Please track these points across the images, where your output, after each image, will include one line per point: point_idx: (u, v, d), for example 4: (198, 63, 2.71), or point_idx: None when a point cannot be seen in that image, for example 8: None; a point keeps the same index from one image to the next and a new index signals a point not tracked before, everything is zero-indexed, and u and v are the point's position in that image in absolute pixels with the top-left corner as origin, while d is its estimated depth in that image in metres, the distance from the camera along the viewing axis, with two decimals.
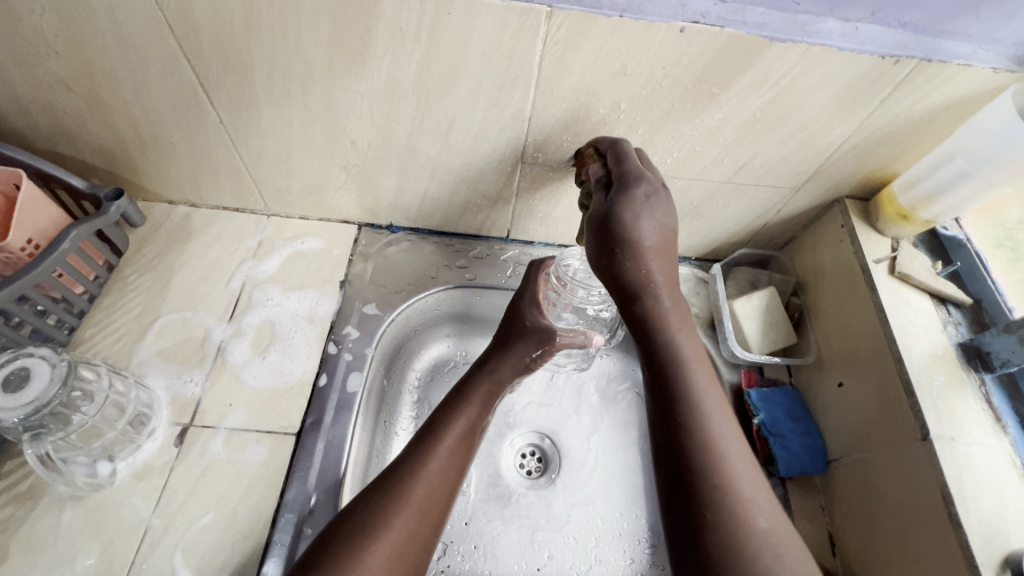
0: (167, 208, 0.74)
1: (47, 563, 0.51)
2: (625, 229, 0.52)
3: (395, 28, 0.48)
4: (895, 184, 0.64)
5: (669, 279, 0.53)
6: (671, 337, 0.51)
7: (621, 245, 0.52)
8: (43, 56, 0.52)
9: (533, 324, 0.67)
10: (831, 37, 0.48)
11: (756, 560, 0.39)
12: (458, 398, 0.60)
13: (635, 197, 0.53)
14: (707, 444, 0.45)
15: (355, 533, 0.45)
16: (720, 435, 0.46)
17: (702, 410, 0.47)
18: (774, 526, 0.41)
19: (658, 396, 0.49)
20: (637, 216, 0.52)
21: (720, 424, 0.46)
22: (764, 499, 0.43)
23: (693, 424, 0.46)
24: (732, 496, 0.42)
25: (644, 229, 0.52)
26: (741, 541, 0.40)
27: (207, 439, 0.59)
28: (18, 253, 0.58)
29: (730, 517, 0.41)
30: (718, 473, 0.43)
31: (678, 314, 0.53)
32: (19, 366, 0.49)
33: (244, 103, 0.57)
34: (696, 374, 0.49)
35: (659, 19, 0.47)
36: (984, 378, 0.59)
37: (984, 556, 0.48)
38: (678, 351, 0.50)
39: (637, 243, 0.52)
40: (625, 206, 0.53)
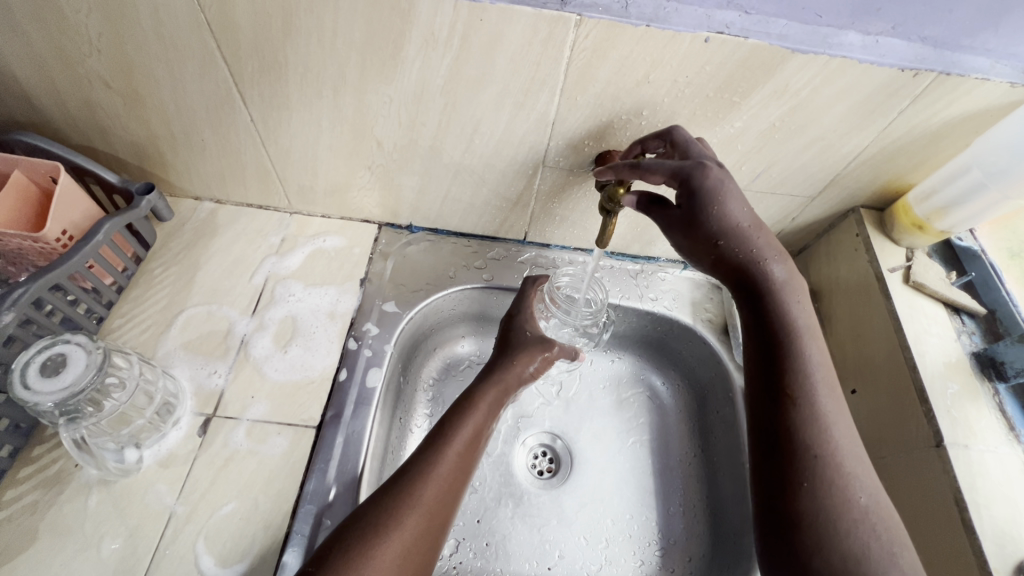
0: (193, 204, 0.76)
1: (73, 545, 0.53)
2: (718, 221, 0.51)
3: (428, 33, 0.50)
4: (911, 195, 0.65)
5: (776, 250, 0.53)
6: (786, 309, 0.52)
7: (719, 236, 0.51)
8: (87, 54, 0.54)
9: (533, 334, 0.68)
10: (853, 50, 0.49)
11: (848, 532, 0.43)
12: (467, 402, 0.59)
13: (724, 180, 0.50)
14: (815, 421, 0.48)
15: (366, 532, 0.46)
16: (829, 412, 0.48)
17: (814, 387, 0.49)
18: (875, 503, 0.45)
19: (768, 370, 0.51)
20: (726, 205, 0.50)
21: (830, 402, 0.49)
22: (867, 476, 0.46)
23: (805, 401, 0.48)
24: (834, 472, 0.45)
25: (735, 213, 0.51)
26: (836, 514, 0.43)
27: (229, 430, 0.60)
28: (53, 244, 0.59)
29: (828, 489, 0.44)
30: (824, 449, 0.46)
31: (793, 288, 0.53)
32: (55, 353, 0.51)
33: (276, 103, 0.59)
34: (812, 352, 0.51)
35: (685, 29, 0.48)
36: (998, 387, 0.60)
37: (997, 562, 0.48)
38: (793, 325, 0.51)
39: (735, 227, 0.51)
40: (709, 197, 0.50)
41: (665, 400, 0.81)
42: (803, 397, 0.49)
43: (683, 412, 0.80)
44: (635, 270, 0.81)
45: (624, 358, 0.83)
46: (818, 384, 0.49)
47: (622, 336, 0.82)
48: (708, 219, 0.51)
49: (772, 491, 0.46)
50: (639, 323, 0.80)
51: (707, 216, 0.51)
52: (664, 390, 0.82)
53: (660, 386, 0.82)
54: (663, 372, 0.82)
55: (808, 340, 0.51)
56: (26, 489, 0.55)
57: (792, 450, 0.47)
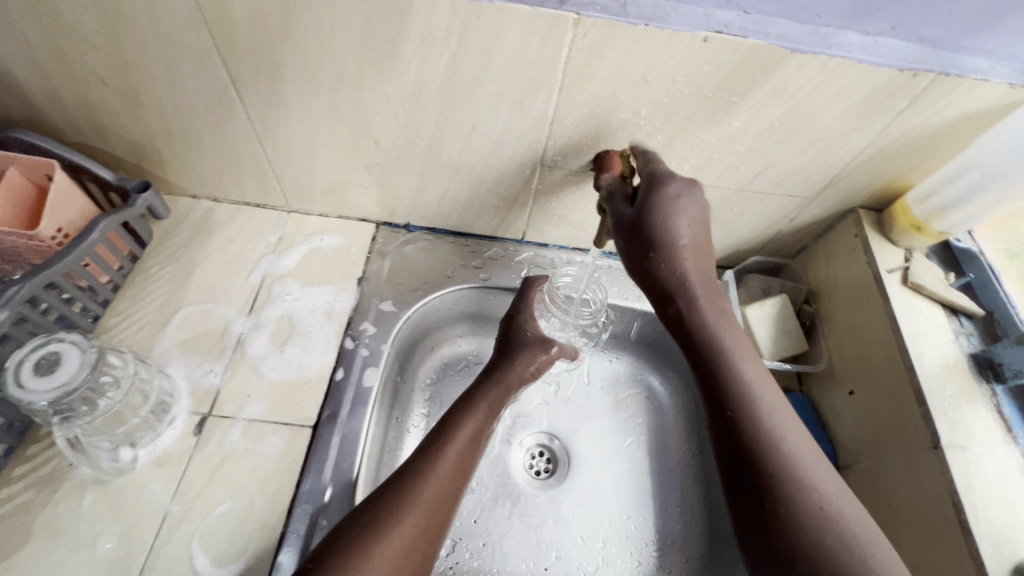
0: (189, 202, 0.76)
1: (67, 545, 0.52)
2: (658, 231, 0.53)
3: (425, 32, 0.50)
4: (909, 196, 0.65)
5: (704, 271, 0.55)
6: (712, 330, 0.54)
7: (655, 247, 0.53)
8: (83, 52, 0.54)
9: (534, 335, 0.68)
10: (852, 50, 0.49)
11: (824, 539, 0.42)
12: (465, 404, 0.59)
13: (675, 195, 0.53)
14: (764, 433, 0.48)
15: (366, 529, 0.46)
16: (775, 423, 0.49)
17: (754, 402, 0.50)
18: (840, 505, 0.44)
19: (711, 390, 0.52)
20: (672, 218, 0.53)
21: (775, 415, 0.50)
22: (826, 478, 0.46)
23: (748, 416, 0.49)
24: (793, 481, 0.45)
25: (677, 227, 0.53)
26: (804, 523, 0.43)
27: (225, 429, 0.60)
28: (48, 242, 0.59)
29: (791, 499, 0.44)
30: (778, 459, 0.47)
31: (716, 308, 0.55)
32: (50, 351, 0.50)
33: (273, 101, 0.59)
34: (744, 368, 0.53)
35: (683, 29, 0.48)
36: (996, 389, 0.60)
37: (993, 564, 0.48)
38: (721, 344, 0.53)
39: (674, 240, 0.53)
40: (659, 203, 0.53)
41: (663, 401, 0.81)
42: (746, 413, 0.49)
43: (681, 413, 0.79)
44: None
45: (622, 358, 0.83)
46: (757, 399, 0.51)
47: (619, 336, 0.82)
48: (651, 227, 0.53)
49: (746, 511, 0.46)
50: (637, 323, 0.80)
51: (651, 224, 0.53)
52: (661, 391, 0.82)
53: (657, 387, 0.82)
54: (660, 372, 0.82)
55: (738, 356, 0.53)
56: (21, 488, 0.55)
57: (751, 468, 0.47)
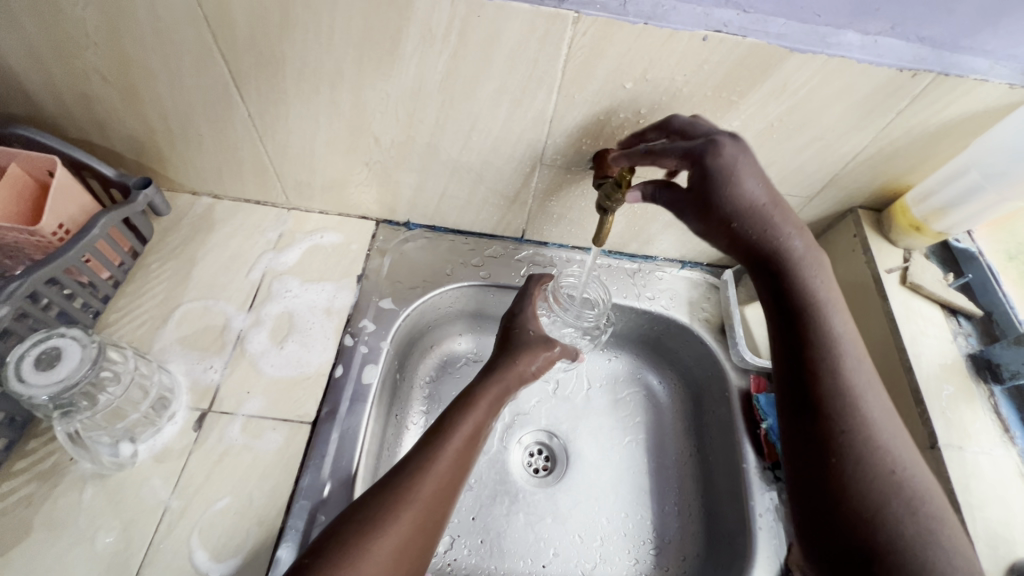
0: (190, 198, 0.76)
1: (68, 538, 0.53)
2: (733, 202, 0.50)
3: (425, 30, 0.50)
4: (909, 196, 0.65)
5: (794, 224, 0.52)
6: (810, 284, 0.52)
7: (735, 217, 0.51)
8: (84, 48, 0.54)
9: (536, 334, 0.68)
10: (851, 50, 0.49)
11: (889, 499, 0.44)
12: (465, 400, 0.59)
13: (738, 161, 0.50)
14: (846, 393, 0.49)
15: (363, 524, 0.46)
16: (858, 383, 0.49)
17: (841, 360, 0.50)
18: (912, 469, 0.46)
19: (794, 343, 0.52)
20: (740, 182, 0.50)
21: (857, 373, 0.50)
22: (902, 443, 0.48)
23: (831, 374, 0.50)
24: (867, 443, 0.47)
25: (750, 189, 0.50)
26: (874, 485, 0.45)
27: (225, 424, 0.60)
28: (49, 238, 0.60)
29: (862, 459, 0.46)
30: (856, 419, 0.48)
31: (814, 261, 0.52)
32: (51, 346, 0.51)
33: (274, 98, 0.59)
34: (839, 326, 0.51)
35: (683, 28, 0.48)
36: (993, 390, 0.60)
37: (988, 563, 0.49)
38: (815, 298, 0.52)
39: (752, 206, 0.50)
40: (723, 177, 0.49)
41: (661, 399, 0.81)
42: (829, 372, 0.50)
43: (679, 412, 0.80)
44: (632, 269, 0.81)
45: (622, 357, 0.83)
46: (845, 357, 0.50)
47: (620, 335, 0.82)
48: (723, 200, 0.50)
49: (809, 466, 0.48)
50: (639, 322, 0.80)
51: (722, 197, 0.50)
52: (660, 390, 0.82)
53: (656, 385, 0.82)
54: (659, 371, 0.82)
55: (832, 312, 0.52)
56: (21, 483, 0.55)
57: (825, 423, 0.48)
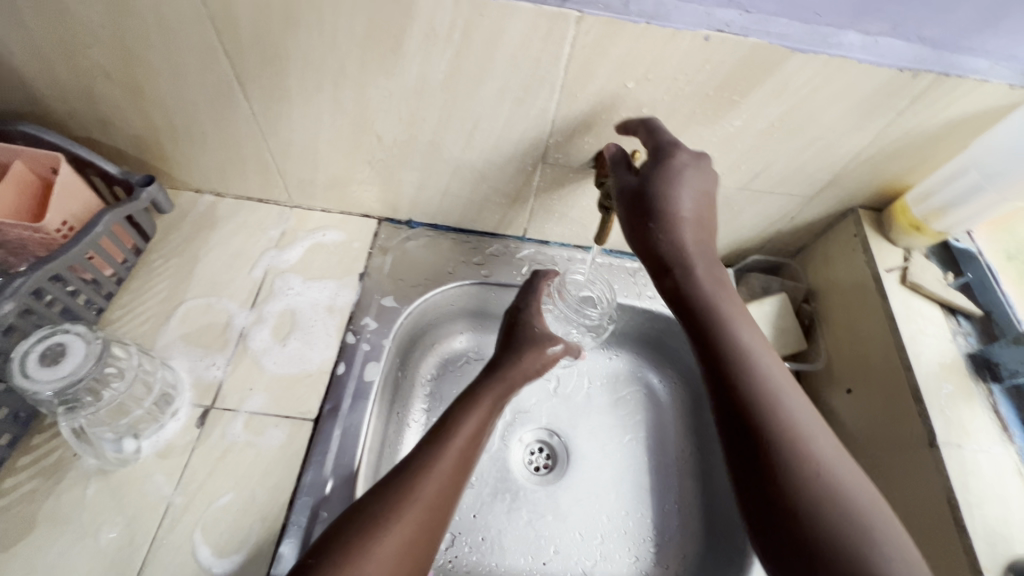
0: (193, 196, 0.76)
1: (71, 533, 0.53)
2: (663, 202, 0.53)
3: (429, 29, 0.50)
4: (909, 196, 0.66)
5: (699, 245, 0.55)
6: (712, 301, 0.53)
7: (656, 218, 0.53)
8: (88, 46, 0.54)
9: (540, 331, 0.68)
10: (852, 50, 0.49)
11: (824, 505, 0.43)
12: (468, 398, 0.60)
13: (679, 168, 0.53)
14: (767, 400, 0.48)
15: (367, 524, 0.46)
16: (779, 390, 0.49)
17: (755, 369, 0.50)
18: (843, 473, 0.45)
19: (706, 358, 0.52)
20: (674, 190, 0.53)
21: (776, 381, 0.49)
22: (831, 448, 0.46)
23: (750, 383, 0.49)
24: (796, 449, 0.45)
25: (677, 195, 0.53)
26: (809, 493, 0.43)
27: (227, 421, 0.60)
28: (53, 234, 0.60)
29: (795, 467, 0.44)
30: (779, 427, 0.46)
31: (712, 276, 0.55)
32: (55, 342, 0.51)
33: (276, 96, 0.59)
34: (745, 338, 0.52)
35: (685, 27, 0.48)
36: (993, 389, 0.60)
37: (988, 560, 0.49)
38: (721, 312, 0.53)
39: (675, 213, 0.54)
40: (664, 178, 0.53)
41: (662, 398, 0.81)
42: (745, 381, 0.49)
43: (680, 410, 0.80)
44: (634, 267, 0.81)
45: (622, 355, 0.83)
46: (761, 366, 0.50)
47: (620, 334, 0.82)
48: (654, 199, 0.53)
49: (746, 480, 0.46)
50: (639, 321, 0.80)
51: (651, 193, 0.53)
52: (660, 388, 0.82)
53: (656, 383, 0.82)
54: (660, 369, 0.82)
55: (737, 324, 0.53)
56: (24, 478, 0.55)
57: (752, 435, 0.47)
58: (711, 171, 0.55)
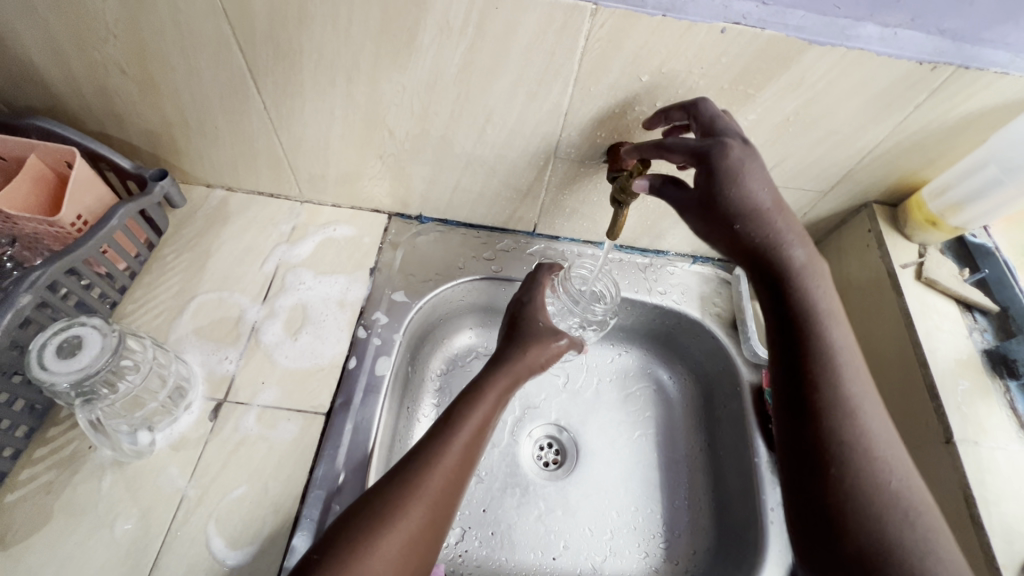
0: (204, 191, 0.76)
1: (88, 525, 0.53)
2: (738, 201, 0.49)
3: (443, 22, 0.50)
4: (926, 191, 0.65)
5: (795, 232, 0.50)
6: (809, 293, 0.50)
7: (737, 217, 0.49)
8: (103, 40, 0.54)
9: (545, 325, 0.68)
10: (870, 42, 0.48)
11: (884, 514, 0.43)
12: (473, 390, 0.59)
13: (746, 163, 0.49)
14: (844, 405, 0.47)
15: (373, 520, 0.46)
16: (856, 396, 0.48)
17: (842, 376, 0.48)
18: (908, 485, 0.45)
19: (789, 354, 0.50)
20: (747, 186, 0.49)
21: (856, 385, 0.48)
22: (899, 459, 0.46)
23: (829, 387, 0.48)
24: (865, 457, 0.45)
25: (757, 195, 0.49)
26: (869, 500, 0.44)
27: (240, 415, 0.61)
28: (68, 228, 0.60)
29: (859, 474, 0.45)
30: (853, 438, 0.46)
31: (812, 265, 0.51)
32: (72, 334, 0.51)
33: (289, 90, 0.59)
34: (838, 340, 0.49)
35: (701, 19, 0.48)
36: (1009, 385, 0.60)
37: (1005, 558, 0.49)
38: (814, 307, 0.49)
39: (756, 210, 0.49)
40: (728, 179, 0.49)
41: (672, 395, 0.81)
42: (828, 387, 0.48)
43: (690, 407, 0.80)
44: (644, 263, 0.81)
45: (631, 351, 0.83)
46: (843, 369, 0.49)
47: (631, 331, 0.82)
48: (728, 199, 0.49)
49: (805, 479, 0.47)
50: (649, 317, 0.80)
51: (722, 193, 0.49)
52: (670, 384, 0.82)
53: (666, 380, 0.82)
54: (669, 366, 0.82)
55: (834, 323, 0.50)
56: (41, 470, 0.56)
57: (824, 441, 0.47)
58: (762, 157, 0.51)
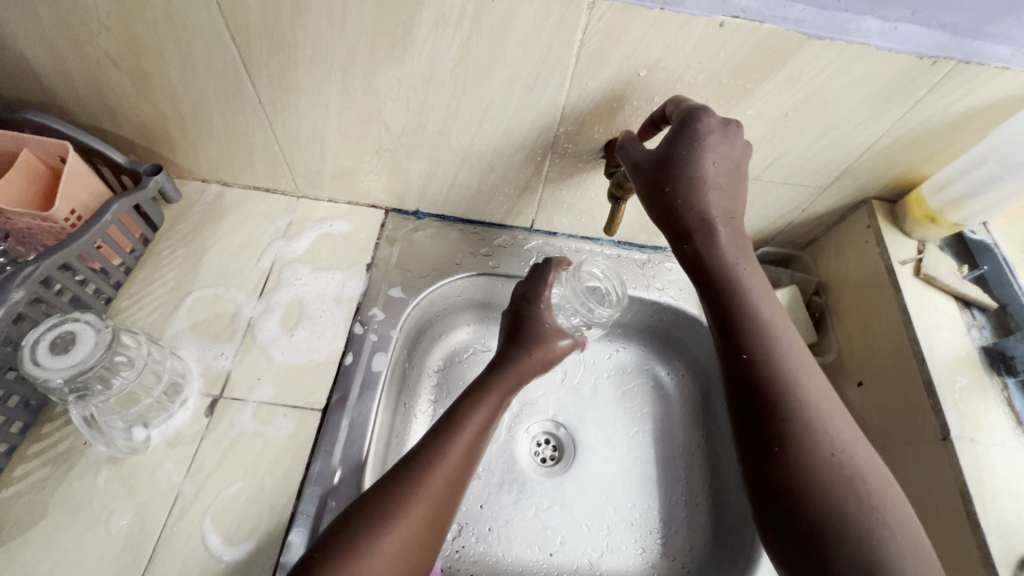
0: (200, 186, 0.76)
1: (83, 521, 0.53)
2: (681, 170, 0.50)
3: (438, 14, 0.49)
4: (924, 187, 0.65)
5: (727, 208, 0.52)
6: (734, 270, 0.51)
7: (675, 186, 0.50)
8: (96, 33, 0.54)
9: (550, 327, 0.66)
10: (870, 36, 0.48)
11: (830, 483, 0.42)
12: (478, 387, 0.59)
13: (706, 132, 0.49)
14: (782, 376, 0.47)
15: (374, 518, 0.46)
16: (795, 366, 0.47)
17: (775, 348, 0.48)
18: (852, 452, 0.44)
19: (722, 329, 0.50)
20: (699, 155, 0.49)
21: (793, 355, 0.48)
22: (844, 427, 0.46)
23: (765, 358, 0.47)
24: (807, 427, 0.45)
25: (703, 164, 0.50)
26: (814, 470, 0.43)
27: (236, 411, 0.61)
28: (62, 223, 0.60)
29: (804, 445, 0.44)
30: (793, 409, 0.45)
31: (736, 243, 0.52)
32: (65, 330, 0.51)
33: (284, 84, 0.59)
34: (766, 314, 0.50)
35: (700, 13, 0.47)
36: (1007, 382, 0.59)
37: (1001, 554, 0.49)
38: (741, 283, 0.51)
39: (698, 179, 0.50)
40: (688, 143, 0.49)
41: (669, 391, 0.81)
42: (763, 359, 0.47)
43: (687, 404, 0.80)
44: (643, 260, 0.81)
45: (629, 347, 0.83)
46: (779, 340, 0.48)
47: (629, 327, 0.82)
48: (671, 168, 0.50)
49: (751, 454, 0.46)
50: (647, 313, 0.80)
51: (674, 162, 0.50)
52: (668, 380, 0.82)
53: (664, 376, 0.82)
54: (667, 362, 0.82)
55: (757, 297, 0.51)
56: (37, 465, 0.56)
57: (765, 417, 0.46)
58: (740, 138, 0.51)
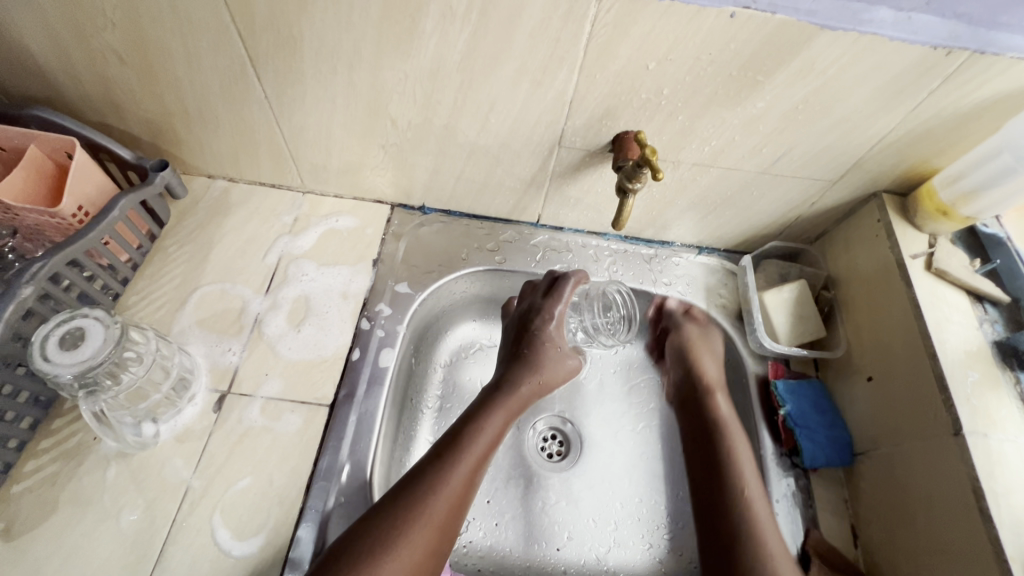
0: (206, 181, 0.76)
1: (93, 515, 0.54)
2: (705, 354, 0.74)
3: (445, 7, 0.49)
4: (937, 179, 0.64)
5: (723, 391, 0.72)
6: (728, 435, 0.66)
7: (693, 363, 0.74)
8: (102, 28, 0.53)
9: (559, 349, 0.68)
10: (883, 27, 0.47)
11: None
12: (480, 410, 0.59)
13: (711, 330, 0.76)
14: (750, 521, 0.58)
15: (374, 545, 0.46)
16: (764, 518, 0.58)
17: (752, 501, 0.60)
18: None
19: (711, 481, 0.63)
20: (712, 345, 0.75)
21: (762, 508, 0.59)
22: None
23: (742, 506, 0.59)
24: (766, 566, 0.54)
25: (715, 351, 0.75)
26: None
27: (244, 406, 0.61)
28: (69, 219, 0.60)
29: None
30: (754, 550, 0.55)
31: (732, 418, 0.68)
32: (74, 326, 0.51)
33: (291, 80, 0.58)
34: (747, 471, 0.62)
35: (710, 3, 0.46)
36: (1020, 377, 0.59)
37: (1014, 550, 0.48)
38: (731, 446, 0.65)
39: (712, 360, 0.74)
40: (705, 338, 0.75)
41: None
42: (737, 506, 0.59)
43: None
44: (650, 254, 0.80)
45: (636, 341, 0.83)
46: (754, 494, 0.60)
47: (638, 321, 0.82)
48: (695, 348, 0.74)
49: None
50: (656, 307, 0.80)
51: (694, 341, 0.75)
52: None
53: None
54: None
55: (740, 454, 0.64)
56: (47, 460, 0.56)
57: (730, 553, 0.56)
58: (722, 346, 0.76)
